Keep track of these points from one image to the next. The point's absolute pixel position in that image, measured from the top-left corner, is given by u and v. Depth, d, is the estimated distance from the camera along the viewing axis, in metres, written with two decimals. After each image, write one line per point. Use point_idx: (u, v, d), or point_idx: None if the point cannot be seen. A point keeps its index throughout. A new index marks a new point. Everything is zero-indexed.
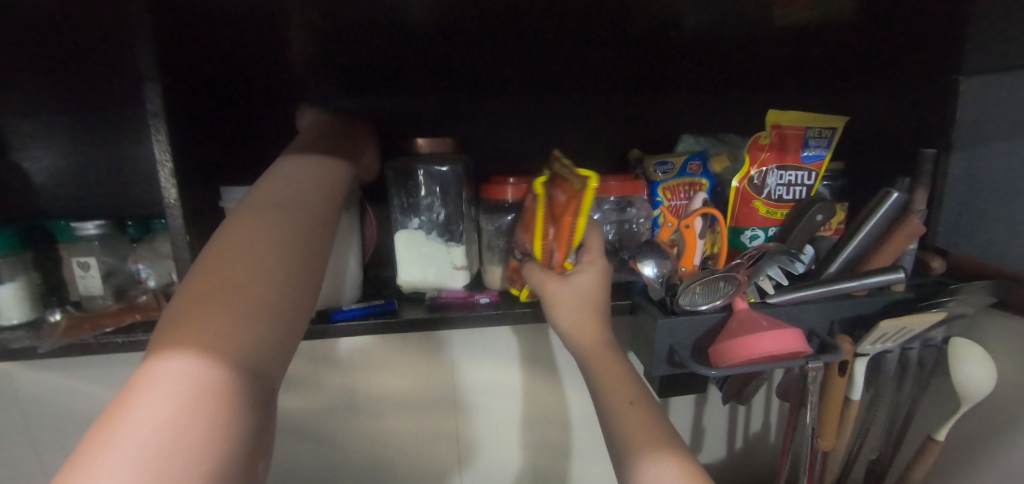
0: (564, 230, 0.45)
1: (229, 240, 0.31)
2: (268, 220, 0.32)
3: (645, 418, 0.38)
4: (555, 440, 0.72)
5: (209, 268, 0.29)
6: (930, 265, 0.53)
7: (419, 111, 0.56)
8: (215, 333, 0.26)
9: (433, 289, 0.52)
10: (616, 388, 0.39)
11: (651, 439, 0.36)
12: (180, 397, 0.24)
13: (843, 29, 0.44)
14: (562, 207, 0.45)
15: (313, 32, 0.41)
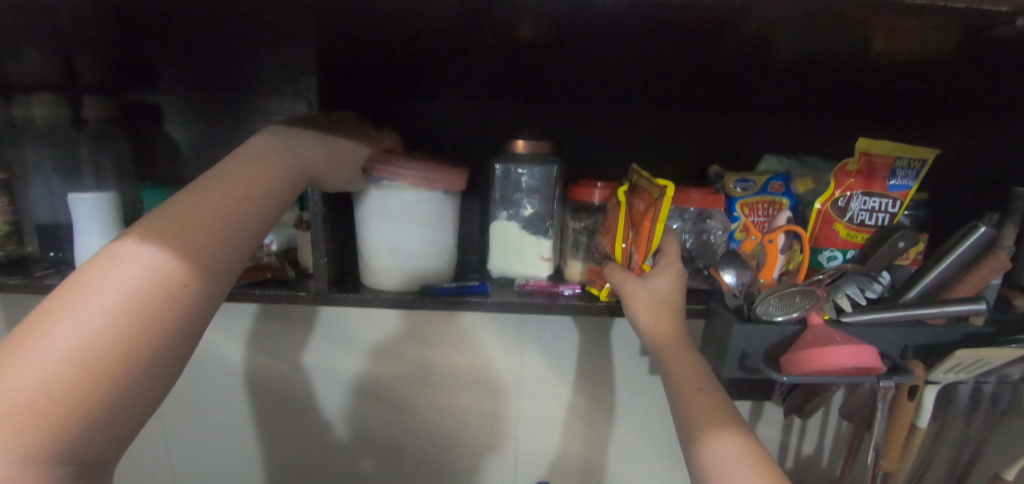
0: (642, 235, 0.49)
1: (205, 189, 0.37)
2: (240, 188, 0.38)
3: (714, 409, 0.41)
4: (607, 433, 0.76)
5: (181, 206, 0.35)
6: (1014, 304, 0.53)
7: (517, 115, 0.62)
8: (162, 259, 0.32)
9: (520, 277, 0.58)
10: (686, 376, 0.43)
11: (719, 426, 0.39)
12: (121, 303, 0.30)
13: (942, 65, 0.46)
14: (642, 214, 0.49)
15: (445, 42, 0.47)
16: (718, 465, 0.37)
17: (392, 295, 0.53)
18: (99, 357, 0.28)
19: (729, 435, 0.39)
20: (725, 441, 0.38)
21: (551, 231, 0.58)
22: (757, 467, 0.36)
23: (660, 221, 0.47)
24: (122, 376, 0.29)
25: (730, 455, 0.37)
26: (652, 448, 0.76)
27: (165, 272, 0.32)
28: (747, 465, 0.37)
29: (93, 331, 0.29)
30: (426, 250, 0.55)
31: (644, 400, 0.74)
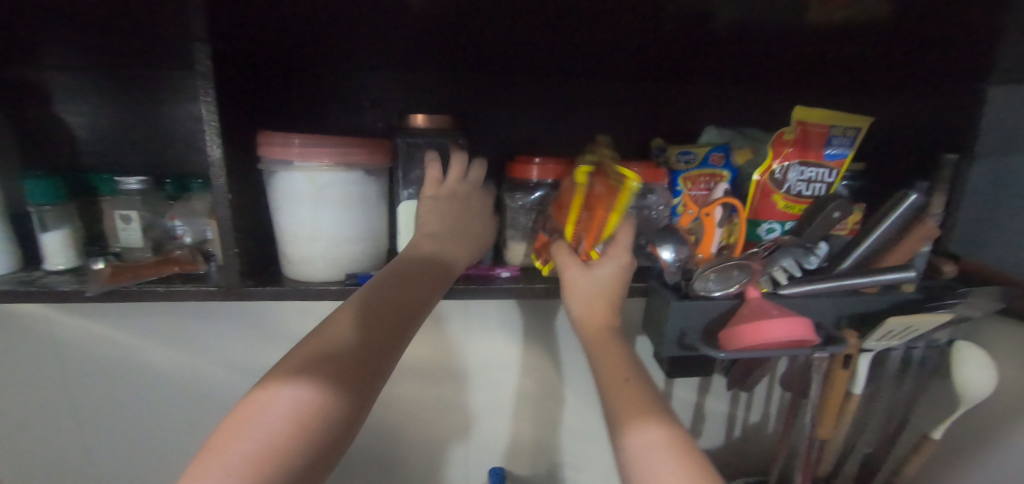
0: (596, 222, 0.45)
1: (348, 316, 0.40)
2: (369, 330, 0.39)
3: (644, 398, 0.39)
4: (561, 415, 0.75)
5: (314, 345, 0.38)
6: (942, 270, 0.54)
7: (451, 89, 0.58)
8: (303, 403, 0.34)
9: None
10: (609, 366, 0.42)
11: (647, 414, 0.38)
12: (258, 450, 0.32)
13: (874, 31, 0.45)
14: (598, 200, 0.45)
15: (362, 6, 0.42)
16: (640, 456, 0.35)
17: (315, 287, 0.49)
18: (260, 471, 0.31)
19: (657, 424, 0.37)
20: (651, 430, 0.37)
21: None
22: (680, 457, 0.35)
23: (619, 214, 0.43)
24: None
25: (654, 443, 0.36)
26: (607, 427, 0.76)
27: (316, 415, 0.34)
28: (671, 455, 0.35)
29: (247, 458, 0.31)
30: (351, 236, 0.50)
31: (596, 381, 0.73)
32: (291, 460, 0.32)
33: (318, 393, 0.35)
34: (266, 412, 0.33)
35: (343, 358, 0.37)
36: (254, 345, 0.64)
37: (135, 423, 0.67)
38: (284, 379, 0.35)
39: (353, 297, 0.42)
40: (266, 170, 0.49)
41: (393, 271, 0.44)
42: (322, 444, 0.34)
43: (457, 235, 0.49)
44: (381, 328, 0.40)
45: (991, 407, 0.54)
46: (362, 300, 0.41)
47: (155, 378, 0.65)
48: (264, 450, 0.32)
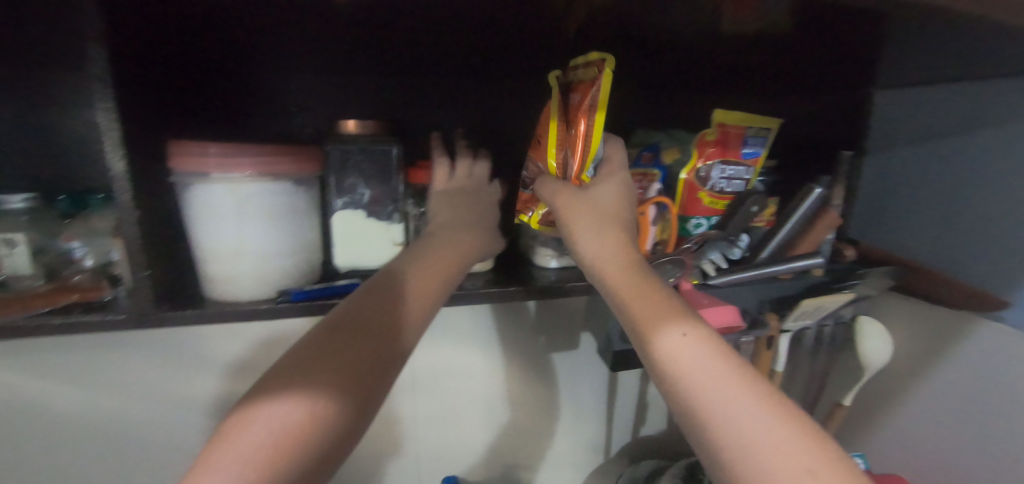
0: (579, 133, 0.43)
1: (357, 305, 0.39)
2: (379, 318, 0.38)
3: (661, 296, 0.38)
4: (513, 417, 0.75)
5: (297, 357, 0.35)
6: (844, 254, 0.60)
7: (384, 94, 0.56)
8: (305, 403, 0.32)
9: (374, 267, 0.55)
10: (623, 279, 0.39)
11: (667, 310, 0.37)
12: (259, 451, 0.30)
13: (778, 41, 0.49)
14: (578, 108, 0.44)
15: (287, 5, 0.40)
16: (674, 359, 0.34)
17: (245, 307, 0.45)
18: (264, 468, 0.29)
19: (681, 322, 0.36)
20: (674, 323, 0.36)
21: (395, 215, 0.55)
22: (706, 344, 0.34)
23: (601, 106, 0.42)
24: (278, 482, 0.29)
25: (681, 335, 0.35)
26: (558, 424, 0.77)
27: (306, 430, 0.31)
28: (699, 344, 0.34)
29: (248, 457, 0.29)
30: (279, 251, 0.47)
31: (545, 379, 0.74)
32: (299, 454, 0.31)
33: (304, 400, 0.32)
34: (263, 415, 0.31)
35: (330, 371, 0.34)
36: (176, 371, 0.59)
37: (32, 478, 0.58)
38: (264, 397, 0.32)
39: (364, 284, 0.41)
40: (178, 184, 0.45)
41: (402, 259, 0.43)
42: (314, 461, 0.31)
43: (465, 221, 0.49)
44: (377, 322, 0.38)
45: (889, 372, 0.62)
46: (370, 290, 0.40)
47: (56, 422, 0.57)
48: (253, 460, 0.29)
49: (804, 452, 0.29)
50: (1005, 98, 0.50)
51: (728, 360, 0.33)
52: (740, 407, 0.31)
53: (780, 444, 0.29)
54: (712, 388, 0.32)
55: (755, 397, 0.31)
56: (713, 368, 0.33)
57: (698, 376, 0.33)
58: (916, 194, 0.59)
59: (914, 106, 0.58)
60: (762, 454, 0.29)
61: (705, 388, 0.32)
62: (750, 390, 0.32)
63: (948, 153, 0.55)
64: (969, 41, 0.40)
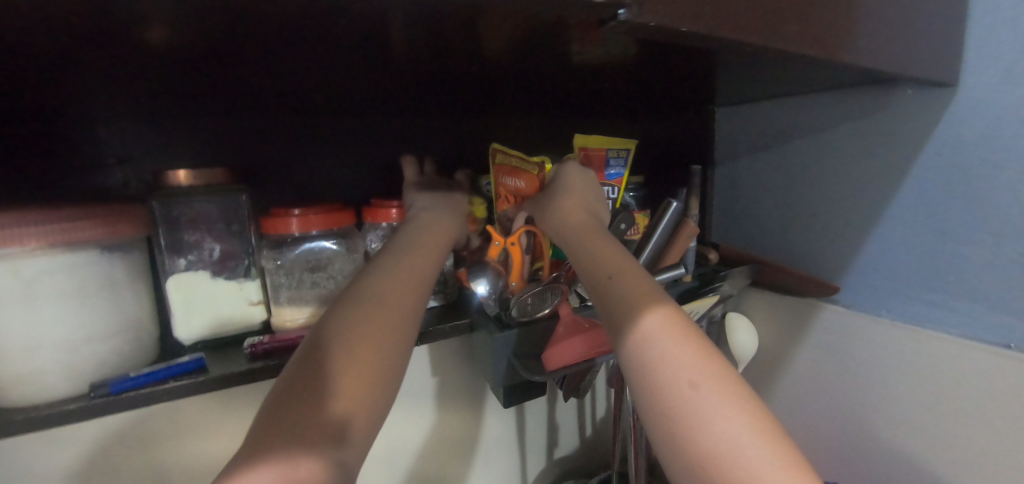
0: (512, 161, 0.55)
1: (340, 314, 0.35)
2: (369, 328, 0.34)
3: (634, 280, 0.39)
4: (419, 468, 0.69)
5: (282, 395, 0.31)
6: (708, 257, 0.64)
7: (231, 139, 0.51)
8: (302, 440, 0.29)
9: (225, 333, 0.48)
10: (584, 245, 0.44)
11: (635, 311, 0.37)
12: None
13: (626, 71, 0.52)
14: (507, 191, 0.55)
15: (79, 45, 0.34)
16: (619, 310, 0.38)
17: (40, 410, 0.37)
18: None
19: (660, 319, 0.36)
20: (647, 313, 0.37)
21: (251, 270, 0.49)
22: (691, 346, 0.34)
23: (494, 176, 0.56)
24: None
25: (662, 335, 0.35)
26: (470, 465, 0.74)
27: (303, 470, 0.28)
28: (681, 344, 0.34)
29: None
30: (93, 334, 0.39)
31: (451, 421, 0.71)
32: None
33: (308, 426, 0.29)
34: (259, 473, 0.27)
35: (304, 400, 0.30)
36: None
37: None
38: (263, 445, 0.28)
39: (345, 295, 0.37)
40: None
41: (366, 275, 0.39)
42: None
43: (417, 254, 0.43)
44: (353, 355, 0.33)
45: (760, 360, 0.68)
46: (338, 310, 0.36)
47: None
48: None
49: (780, 468, 0.29)
50: (813, 111, 0.58)
51: (717, 363, 0.34)
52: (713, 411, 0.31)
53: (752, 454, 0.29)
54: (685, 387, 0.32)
55: (734, 405, 0.31)
56: (692, 368, 0.33)
57: (671, 374, 0.33)
58: (758, 199, 0.66)
59: (747, 122, 0.66)
60: (739, 463, 0.29)
61: (677, 389, 0.33)
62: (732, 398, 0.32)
63: (778, 161, 0.63)
64: (777, 65, 0.45)
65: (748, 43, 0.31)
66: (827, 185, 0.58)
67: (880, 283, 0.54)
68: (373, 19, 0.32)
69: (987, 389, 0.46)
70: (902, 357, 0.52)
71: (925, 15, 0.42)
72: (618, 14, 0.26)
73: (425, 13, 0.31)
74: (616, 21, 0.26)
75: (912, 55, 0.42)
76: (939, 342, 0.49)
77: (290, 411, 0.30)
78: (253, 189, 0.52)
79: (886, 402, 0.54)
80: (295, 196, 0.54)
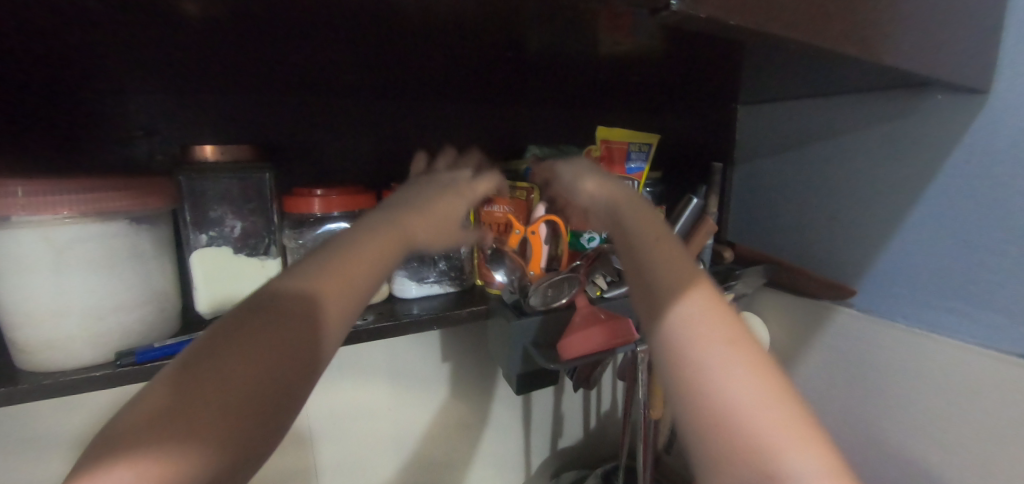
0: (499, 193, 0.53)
1: (324, 248, 0.34)
2: (347, 268, 0.33)
3: (668, 254, 0.40)
4: (427, 451, 0.71)
5: (249, 309, 0.29)
6: (723, 256, 0.64)
7: (257, 116, 0.51)
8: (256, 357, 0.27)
9: None
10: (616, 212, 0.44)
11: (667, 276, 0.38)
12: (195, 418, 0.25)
13: (654, 64, 0.52)
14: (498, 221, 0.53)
15: (116, 16, 0.34)
16: (650, 274, 0.39)
17: (67, 376, 0.37)
18: (209, 432, 0.25)
19: (700, 299, 0.37)
20: (678, 286, 0.38)
21: (272, 248, 0.50)
22: (715, 312, 0.36)
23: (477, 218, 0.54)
24: (223, 442, 0.25)
25: (689, 301, 0.36)
26: (476, 451, 0.75)
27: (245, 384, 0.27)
28: (708, 310, 0.36)
29: (190, 417, 0.24)
30: (120, 303, 0.40)
31: (460, 406, 0.71)
32: (245, 421, 0.26)
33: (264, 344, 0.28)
34: (204, 376, 0.26)
35: (266, 320, 0.29)
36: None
37: None
38: (210, 353, 0.27)
39: (336, 233, 0.36)
40: None
41: (366, 221, 0.38)
42: (250, 425, 0.26)
43: (413, 210, 0.41)
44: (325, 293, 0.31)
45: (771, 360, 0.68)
46: (325, 245, 0.35)
47: None
48: (208, 421, 0.25)
49: (786, 416, 0.30)
50: (839, 113, 0.57)
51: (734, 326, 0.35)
52: (735, 378, 0.32)
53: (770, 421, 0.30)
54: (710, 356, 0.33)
55: (758, 376, 0.32)
56: (713, 327, 0.35)
57: (695, 340, 0.34)
58: (777, 200, 0.66)
59: (770, 121, 0.65)
60: (749, 416, 0.30)
61: (702, 356, 0.34)
62: (756, 370, 0.32)
63: (800, 161, 0.62)
64: (808, 65, 0.45)
65: (789, 39, 0.30)
66: (849, 189, 0.57)
67: (896, 289, 0.54)
68: None
69: (999, 399, 0.46)
70: (916, 363, 0.52)
71: (964, 20, 0.42)
72: (673, 3, 0.26)
73: None
74: (665, 10, 0.26)
75: (947, 60, 0.42)
76: (954, 350, 0.49)
77: (250, 323, 0.28)
78: (277, 169, 0.52)
79: (894, 407, 0.54)
80: (317, 176, 0.54)
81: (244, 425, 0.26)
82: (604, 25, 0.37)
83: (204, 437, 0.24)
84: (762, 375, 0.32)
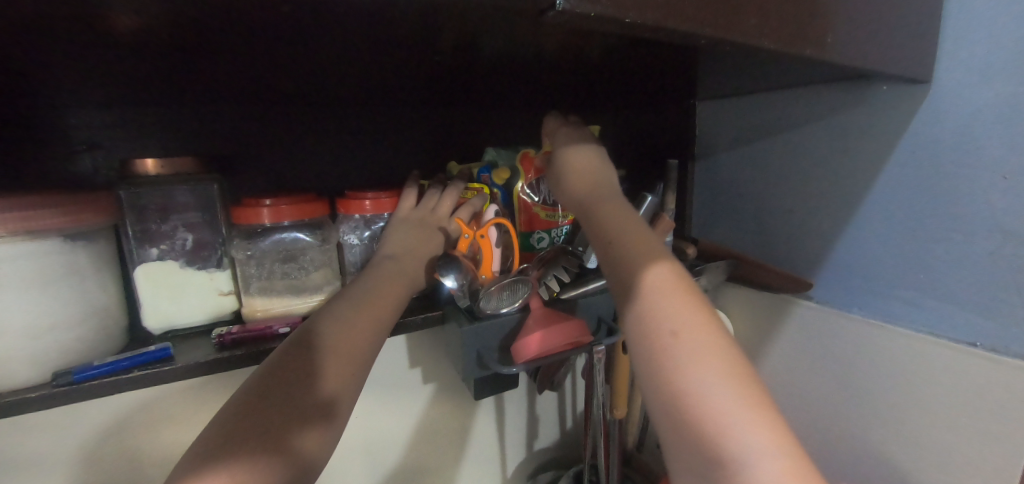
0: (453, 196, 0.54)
1: (343, 302, 0.41)
2: (363, 317, 0.40)
3: (639, 240, 0.40)
4: (398, 458, 0.70)
5: (282, 356, 0.36)
6: (686, 252, 0.63)
7: (202, 127, 0.50)
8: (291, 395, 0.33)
9: (195, 323, 0.48)
10: (594, 204, 0.45)
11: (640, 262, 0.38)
12: (246, 440, 0.30)
13: (603, 63, 0.52)
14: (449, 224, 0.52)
15: (30, 32, 0.33)
16: (622, 263, 0.39)
17: (5, 397, 0.37)
18: (257, 454, 0.30)
19: (670, 285, 0.37)
20: (661, 296, 0.36)
21: (222, 261, 0.50)
22: (682, 300, 0.35)
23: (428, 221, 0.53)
24: (266, 463, 0.30)
25: (654, 288, 0.36)
26: (450, 456, 0.74)
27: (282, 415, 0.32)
28: (675, 299, 0.36)
29: (245, 435, 0.30)
30: (56, 321, 0.39)
31: (430, 411, 0.71)
32: (287, 446, 0.31)
33: (297, 383, 0.34)
34: (255, 410, 0.32)
35: (299, 364, 0.35)
36: None
37: None
38: (258, 392, 0.33)
39: (350, 287, 0.44)
40: None
41: (373, 274, 0.45)
42: (290, 448, 0.31)
43: (410, 259, 0.48)
44: (344, 337, 0.38)
45: None
46: (343, 299, 0.42)
47: None
48: (257, 446, 0.30)
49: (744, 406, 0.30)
50: (793, 105, 0.57)
51: (700, 314, 0.35)
52: (705, 379, 0.31)
53: (750, 430, 0.29)
54: (689, 371, 0.32)
55: (739, 383, 0.31)
56: (677, 317, 0.34)
57: (669, 336, 0.34)
58: (737, 194, 0.66)
59: (727, 116, 0.66)
60: (709, 408, 0.30)
61: (682, 367, 0.32)
62: (735, 376, 0.32)
63: (757, 154, 0.63)
64: (750, 59, 0.45)
65: (705, 37, 0.30)
66: (804, 182, 0.58)
67: (852, 280, 0.54)
68: (329, 8, 0.31)
69: (951, 386, 0.46)
70: (873, 354, 0.52)
71: (900, 11, 0.42)
72: (557, 3, 0.24)
73: (379, 4, 0.30)
74: (555, 10, 0.25)
75: (885, 51, 0.41)
76: (906, 339, 0.49)
77: (283, 369, 0.35)
78: (225, 179, 0.51)
79: (854, 395, 0.55)
80: (268, 185, 0.54)
81: (287, 449, 0.31)
82: (534, 27, 0.37)
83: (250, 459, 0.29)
84: (724, 364, 0.32)
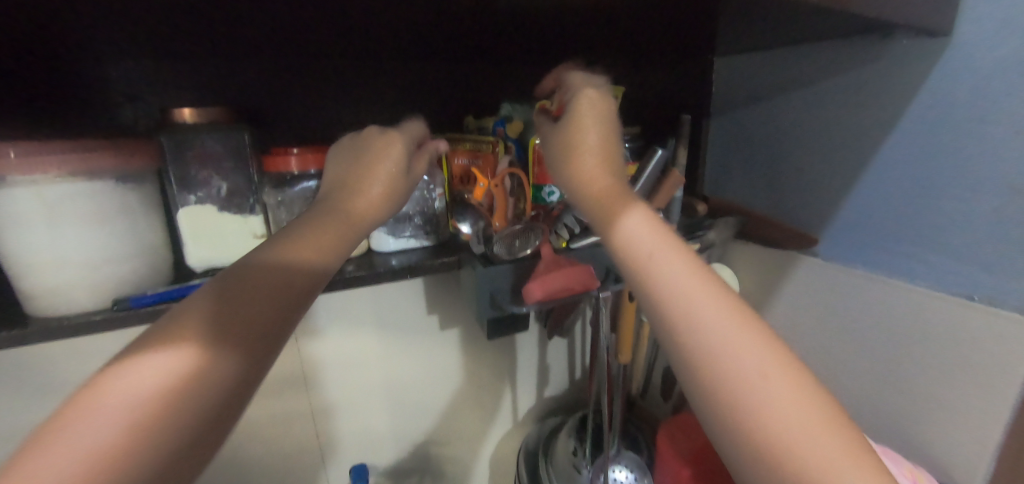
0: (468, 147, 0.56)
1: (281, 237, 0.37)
2: (301, 252, 0.36)
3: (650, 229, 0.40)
4: (418, 394, 0.76)
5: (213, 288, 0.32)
6: (696, 208, 0.66)
7: (233, 79, 0.53)
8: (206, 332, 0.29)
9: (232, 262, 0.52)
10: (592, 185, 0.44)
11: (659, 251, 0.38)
12: (153, 380, 0.26)
13: (621, 17, 0.53)
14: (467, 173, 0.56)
15: None
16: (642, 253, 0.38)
17: (72, 319, 0.42)
18: (162, 396, 0.25)
19: (688, 276, 0.36)
20: (684, 288, 0.36)
21: (256, 207, 0.53)
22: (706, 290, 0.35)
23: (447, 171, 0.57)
24: (168, 411, 0.25)
25: (680, 279, 0.36)
26: (465, 396, 0.80)
27: (196, 356, 0.28)
28: (699, 289, 0.36)
29: (154, 373, 0.26)
30: (114, 255, 0.44)
31: (448, 354, 0.76)
32: (198, 391, 0.27)
33: (223, 318, 0.30)
34: (165, 344, 0.27)
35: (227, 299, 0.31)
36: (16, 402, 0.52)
37: None
38: (175, 324, 0.29)
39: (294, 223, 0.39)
40: None
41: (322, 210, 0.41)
42: (200, 393, 0.27)
43: (365, 197, 0.44)
44: (281, 271, 0.34)
45: None
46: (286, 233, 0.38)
47: None
48: (163, 384, 0.26)
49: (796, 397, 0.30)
50: (812, 60, 0.57)
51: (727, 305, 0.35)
52: (752, 376, 0.31)
53: (807, 426, 0.29)
54: (722, 343, 0.33)
55: (791, 378, 0.31)
56: (710, 310, 0.34)
57: (702, 330, 0.34)
58: (751, 151, 0.67)
59: (745, 72, 0.66)
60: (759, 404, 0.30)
61: (725, 365, 0.32)
62: (786, 370, 0.31)
63: (773, 111, 0.63)
64: (767, 11, 0.45)
65: None
66: (818, 138, 0.58)
67: (858, 236, 0.55)
68: None
69: (946, 339, 0.48)
70: (873, 306, 0.54)
71: None
72: None
73: None
74: None
75: (908, 3, 0.41)
76: (907, 294, 0.51)
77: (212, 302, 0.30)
78: (257, 129, 0.55)
79: (852, 348, 0.57)
80: (295, 137, 0.57)
81: (198, 395, 0.27)
82: None
83: (148, 402, 0.25)
84: (762, 353, 0.32)
